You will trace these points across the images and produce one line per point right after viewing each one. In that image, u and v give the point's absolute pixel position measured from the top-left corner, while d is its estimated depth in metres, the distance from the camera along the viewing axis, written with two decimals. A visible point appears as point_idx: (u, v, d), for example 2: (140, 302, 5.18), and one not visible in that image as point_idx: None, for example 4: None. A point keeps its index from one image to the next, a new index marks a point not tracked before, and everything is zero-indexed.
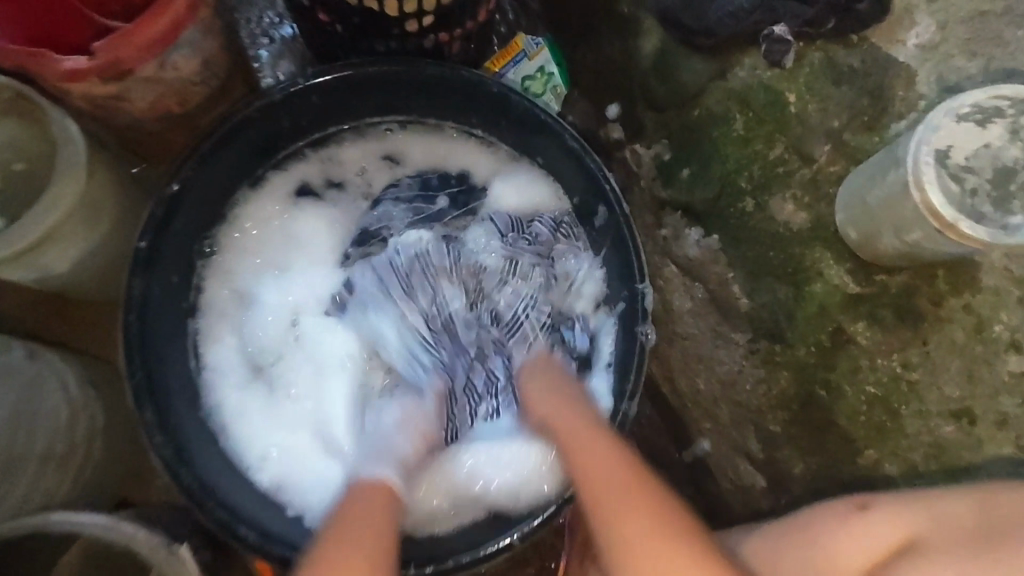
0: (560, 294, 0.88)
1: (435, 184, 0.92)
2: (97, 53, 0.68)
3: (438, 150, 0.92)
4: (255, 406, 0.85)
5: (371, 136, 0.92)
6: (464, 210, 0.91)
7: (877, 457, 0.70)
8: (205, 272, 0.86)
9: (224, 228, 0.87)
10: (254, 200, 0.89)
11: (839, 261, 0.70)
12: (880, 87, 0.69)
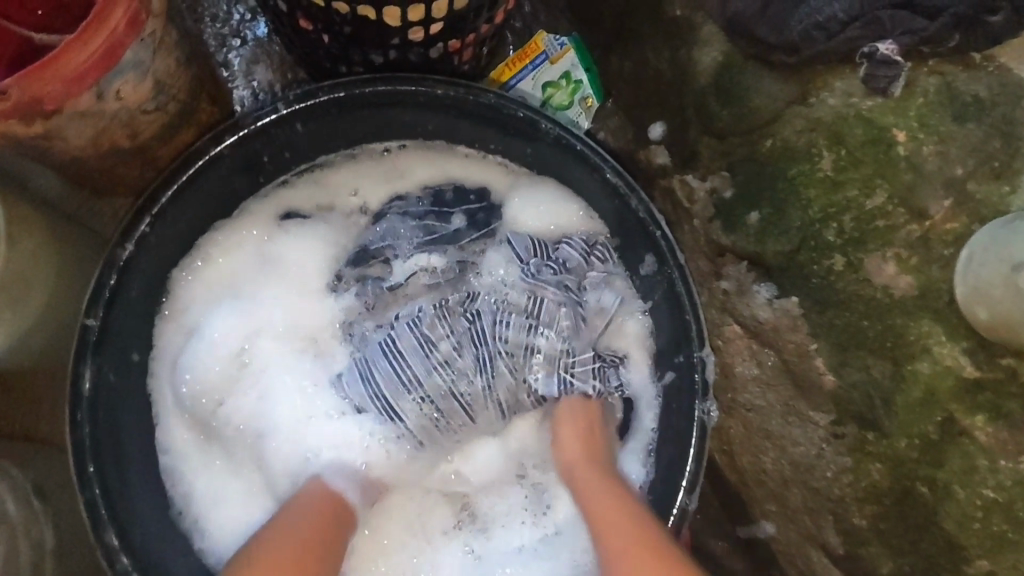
0: (593, 332, 0.72)
1: (450, 198, 0.75)
2: (9, 91, 0.52)
3: (445, 165, 0.76)
4: (226, 481, 0.71)
5: (365, 154, 0.75)
6: (484, 232, 0.75)
7: (990, 569, 0.59)
8: (162, 321, 0.71)
9: (183, 264, 0.71)
10: (221, 228, 0.72)
11: (952, 338, 0.58)
12: (1011, 124, 0.56)
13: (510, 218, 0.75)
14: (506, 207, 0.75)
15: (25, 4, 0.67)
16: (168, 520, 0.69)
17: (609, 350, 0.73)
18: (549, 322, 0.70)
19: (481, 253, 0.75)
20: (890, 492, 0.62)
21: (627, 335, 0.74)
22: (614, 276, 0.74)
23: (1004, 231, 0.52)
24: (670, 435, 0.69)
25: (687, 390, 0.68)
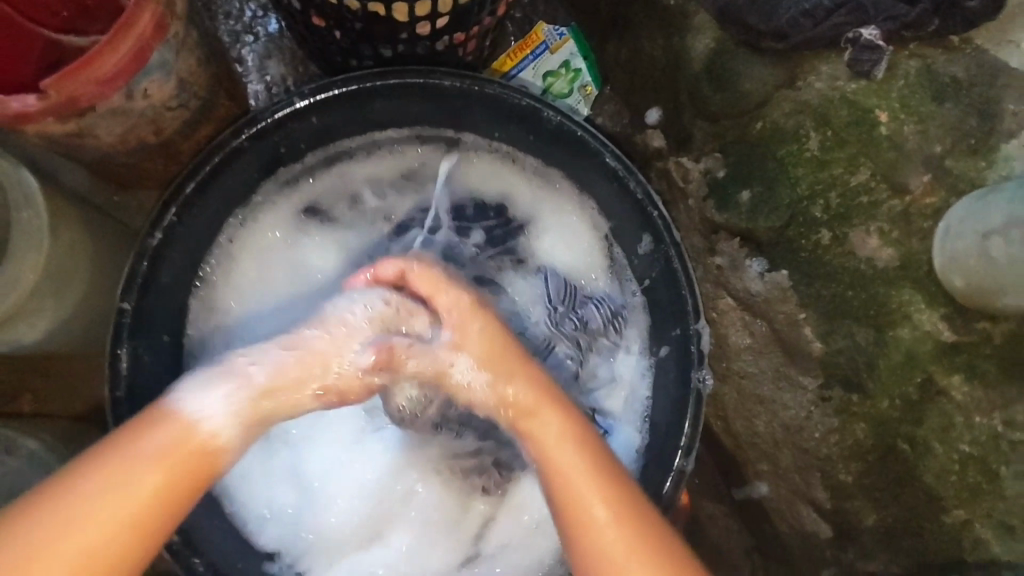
0: (587, 387, 0.80)
1: (471, 213, 0.81)
2: (48, 90, 0.56)
3: (467, 178, 0.81)
4: (257, 463, 0.73)
5: (387, 152, 0.79)
6: (501, 248, 0.81)
7: (966, 517, 0.64)
8: (196, 302, 0.75)
9: (213, 246, 0.75)
10: (251, 219, 0.77)
11: (930, 304, 0.62)
12: (987, 102, 0.60)
13: (525, 233, 0.82)
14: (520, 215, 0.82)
15: (50, 7, 0.70)
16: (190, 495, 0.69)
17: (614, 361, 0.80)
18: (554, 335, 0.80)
19: (499, 271, 0.81)
20: (873, 448, 0.67)
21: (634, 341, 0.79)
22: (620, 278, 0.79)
23: (977, 206, 0.55)
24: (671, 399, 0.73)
25: (685, 358, 0.72)
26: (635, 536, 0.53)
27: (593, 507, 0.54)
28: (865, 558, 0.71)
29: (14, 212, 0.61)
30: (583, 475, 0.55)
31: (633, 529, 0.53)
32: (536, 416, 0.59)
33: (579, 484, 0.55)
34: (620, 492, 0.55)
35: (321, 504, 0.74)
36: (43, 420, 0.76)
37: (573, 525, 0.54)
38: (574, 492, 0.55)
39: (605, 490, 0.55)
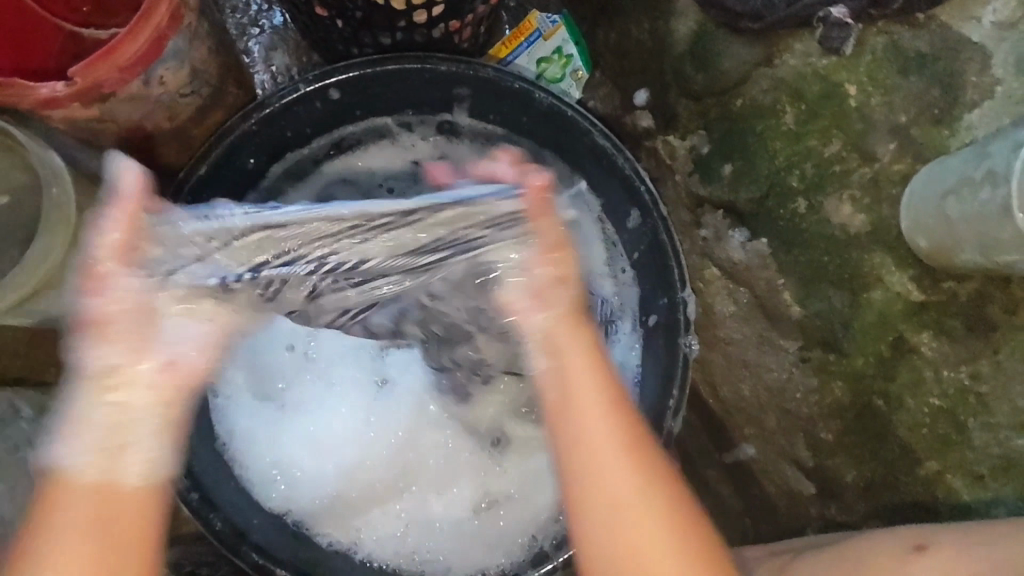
0: None
1: None
2: (76, 78, 0.61)
3: (472, 167, 0.86)
4: (270, 430, 0.78)
5: (395, 143, 0.85)
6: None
7: (939, 468, 0.67)
8: None
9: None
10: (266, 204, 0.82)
11: (900, 266, 0.66)
12: (952, 73, 0.63)
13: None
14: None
15: (71, 3, 0.74)
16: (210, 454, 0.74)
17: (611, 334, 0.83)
18: None
19: None
20: (850, 406, 0.71)
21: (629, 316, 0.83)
22: (617, 257, 0.83)
23: (938, 170, 0.59)
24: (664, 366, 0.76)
25: (672, 326, 0.75)
26: (630, 445, 0.55)
27: (595, 428, 0.55)
28: (847, 512, 0.74)
29: (45, 188, 0.66)
30: (597, 416, 0.56)
31: (635, 460, 0.55)
32: (582, 381, 0.57)
33: (589, 426, 0.55)
34: (621, 414, 0.57)
35: (329, 466, 0.78)
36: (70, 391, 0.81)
37: (585, 455, 0.55)
38: (579, 425, 0.56)
39: (613, 416, 0.56)
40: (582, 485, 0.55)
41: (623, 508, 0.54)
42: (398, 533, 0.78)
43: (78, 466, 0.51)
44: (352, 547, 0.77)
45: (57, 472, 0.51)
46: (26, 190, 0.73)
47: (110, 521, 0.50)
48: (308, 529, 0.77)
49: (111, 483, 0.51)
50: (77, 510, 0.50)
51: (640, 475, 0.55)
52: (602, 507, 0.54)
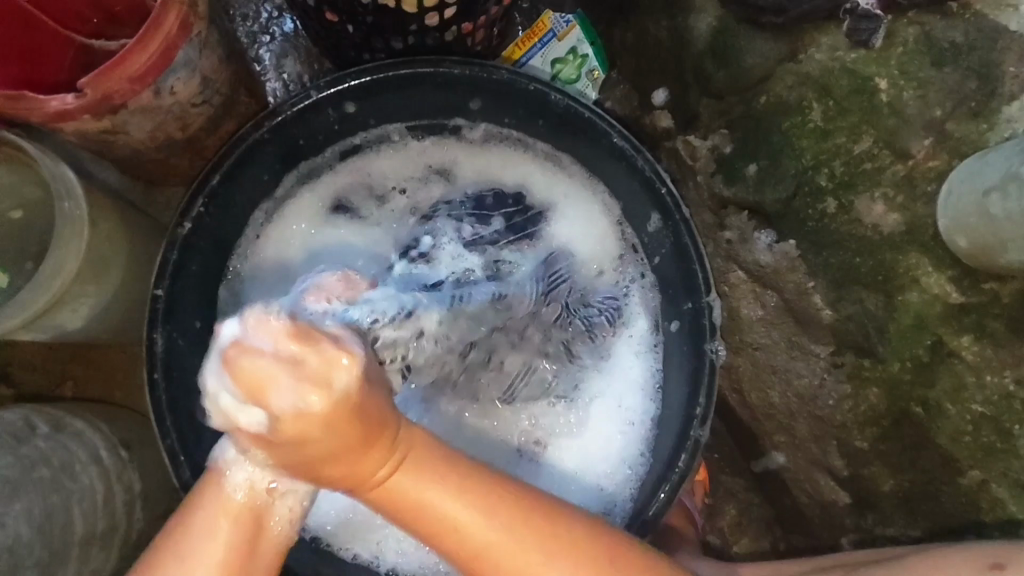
0: (599, 345, 0.81)
1: (490, 201, 0.83)
2: (85, 89, 0.60)
3: (484, 166, 0.84)
4: None
5: (407, 146, 0.83)
6: (520, 234, 0.82)
7: (983, 477, 0.64)
8: (226, 291, 0.78)
9: (244, 237, 0.79)
10: (278, 211, 0.80)
11: (939, 267, 0.62)
12: (989, 63, 0.59)
13: (545, 219, 0.83)
14: (540, 203, 0.83)
15: (81, 15, 0.74)
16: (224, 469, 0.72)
17: (628, 334, 0.81)
18: (567, 301, 0.81)
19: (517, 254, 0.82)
20: (886, 412, 0.68)
21: (649, 318, 0.81)
22: (636, 259, 0.81)
23: (977, 166, 0.56)
24: (692, 373, 0.72)
25: (698, 333, 0.72)
26: (507, 509, 0.49)
27: (449, 506, 0.48)
28: (885, 523, 0.73)
29: (56, 202, 0.64)
30: (441, 498, 0.48)
31: (520, 521, 0.49)
32: (425, 427, 0.53)
33: (449, 513, 0.48)
34: (488, 486, 0.50)
35: None
36: (89, 406, 0.81)
37: (431, 539, 0.49)
38: (434, 510, 0.48)
39: (473, 499, 0.48)
40: (483, 562, 0.49)
41: (493, 551, 0.49)
42: (419, 547, 0.76)
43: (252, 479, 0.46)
44: (375, 561, 0.76)
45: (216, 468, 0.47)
46: (42, 203, 0.73)
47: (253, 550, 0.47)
48: (328, 544, 0.75)
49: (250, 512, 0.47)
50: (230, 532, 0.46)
51: (554, 543, 0.50)
52: (550, 539, 0.50)
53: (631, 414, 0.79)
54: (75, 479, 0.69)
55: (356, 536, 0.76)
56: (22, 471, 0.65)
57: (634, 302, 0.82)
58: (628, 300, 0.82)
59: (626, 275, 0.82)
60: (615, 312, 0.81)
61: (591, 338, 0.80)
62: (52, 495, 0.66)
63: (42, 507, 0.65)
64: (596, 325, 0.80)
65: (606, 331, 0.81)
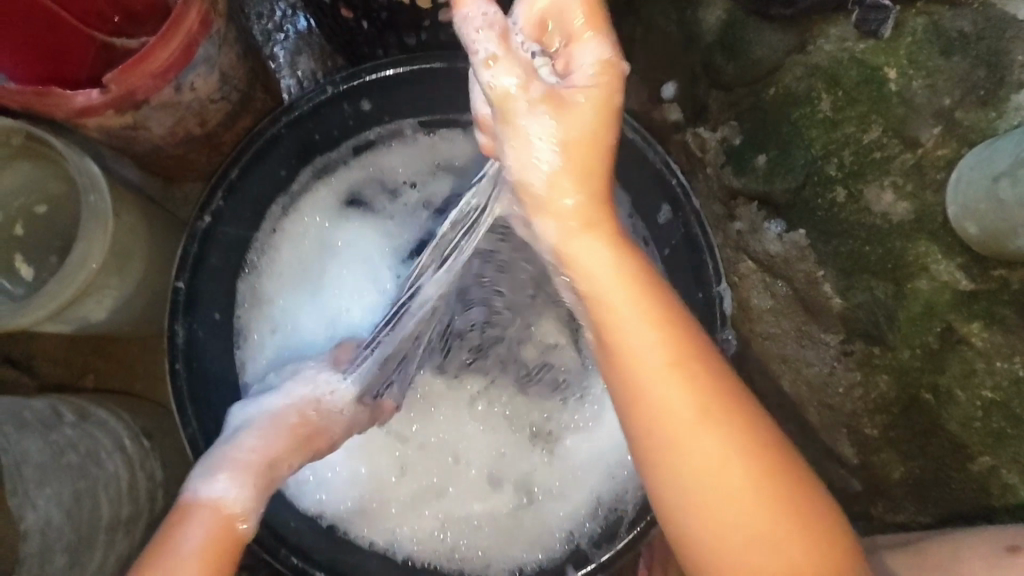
0: None
1: None
2: (110, 85, 0.62)
3: None
4: None
5: (417, 140, 0.82)
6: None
7: (993, 463, 0.64)
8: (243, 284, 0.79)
9: (260, 233, 0.79)
10: (293, 206, 0.81)
11: (948, 254, 0.62)
12: (999, 52, 0.58)
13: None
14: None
15: (102, 14, 0.75)
16: None
17: None
18: None
19: None
20: (895, 398, 0.69)
21: None
22: None
23: (987, 153, 0.57)
24: None
25: (711, 322, 0.73)
26: (682, 351, 0.49)
27: (621, 309, 0.51)
28: (895, 510, 0.74)
29: (83, 195, 0.66)
30: (627, 303, 0.51)
31: (720, 392, 0.49)
32: (627, 290, 0.51)
33: (632, 332, 0.50)
34: (676, 330, 0.50)
35: (359, 465, 0.77)
36: (113, 396, 0.83)
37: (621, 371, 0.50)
38: (615, 315, 0.51)
39: (654, 315, 0.50)
40: (642, 407, 0.49)
41: (660, 397, 0.49)
42: (435, 534, 0.77)
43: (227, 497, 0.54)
44: (391, 548, 0.77)
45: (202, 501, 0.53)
46: (66, 198, 0.74)
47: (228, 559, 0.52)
48: (345, 532, 0.76)
49: (235, 528, 0.54)
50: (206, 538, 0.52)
51: (722, 409, 0.48)
52: (692, 464, 0.48)
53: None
54: (102, 465, 0.72)
55: (373, 523, 0.77)
56: (53, 455, 0.68)
57: None
58: None
59: None
60: None
61: None
62: (80, 480, 0.69)
63: (70, 491, 0.68)
64: None
65: None
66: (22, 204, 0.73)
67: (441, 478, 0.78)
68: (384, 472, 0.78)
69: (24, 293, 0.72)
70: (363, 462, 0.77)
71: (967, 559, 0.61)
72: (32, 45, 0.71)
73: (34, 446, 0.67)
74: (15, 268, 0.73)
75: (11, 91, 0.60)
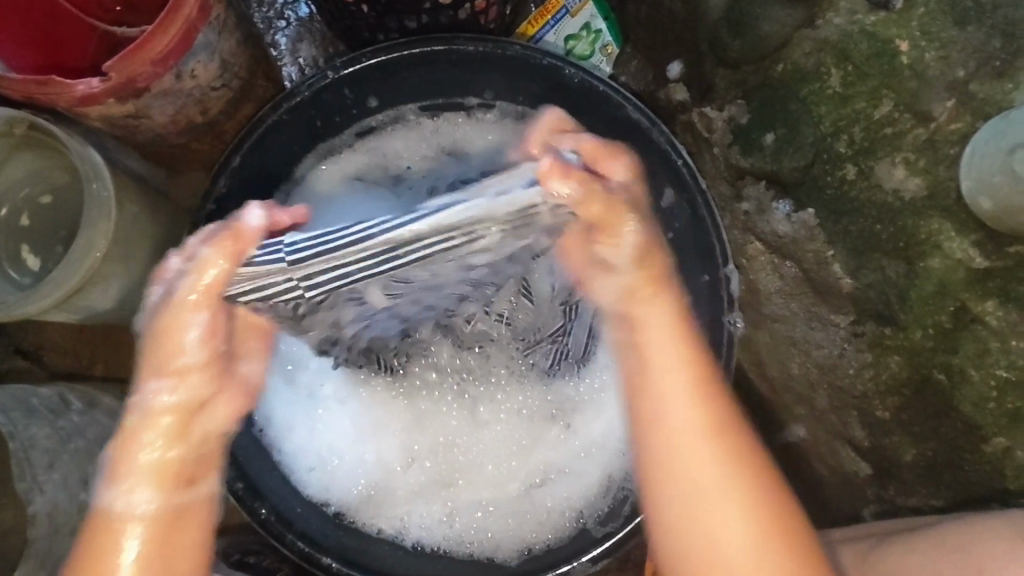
0: None
1: None
2: (110, 73, 0.61)
3: (501, 147, 0.82)
4: (309, 425, 0.76)
5: (422, 125, 0.82)
6: None
7: (1007, 445, 0.64)
8: None
9: None
10: (295, 187, 0.79)
11: (961, 232, 0.61)
12: (1015, 21, 0.58)
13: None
14: None
15: (103, 4, 0.75)
16: (262, 451, 0.75)
17: None
18: None
19: None
20: (912, 379, 0.68)
21: None
22: None
23: (1001, 126, 0.56)
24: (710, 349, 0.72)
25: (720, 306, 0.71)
26: (728, 441, 0.62)
27: (672, 382, 0.63)
28: (907, 493, 0.73)
29: (85, 182, 0.66)
30: (680, 411, 0.62)
31: (726, 442, 0.62)
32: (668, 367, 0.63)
33: (681, 414, 0.62)
34: (734, 431, 0.62)
35: (363, 453, 0.77)
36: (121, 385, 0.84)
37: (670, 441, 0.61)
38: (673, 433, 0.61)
39: (701, 414, 0.62)
40: (655, 474, 0.62)
41: (681, 435, 0.62)
42: (441, 520, 0.77)
43: (149, 461, 0.56)
44: (400, 534, 0.77)
45: (105, 518, 0.55)
46: (68, 188, 0.75)
47: (182, 519, 0.57)
48: (353, 521, 0.76)
49: (128, 514, 0.55)
50: (149, 535, 0.55)
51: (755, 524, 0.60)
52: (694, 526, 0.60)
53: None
54: None
55: (379, 508, 0.77)
56: (59, 440, 0.69)
57: None
58: None
59: None
60: None
61: None
62: (87, 466, 0.71)
63: (78, 475, 0.70)
64: None
65: None
66: (23, 194, 0.74)
67: (447, 465, 0.78)
68: (390, 460, 0.78)
69: (31, 283, 0.73)
70: (370, 453, 0.77)
71: (969, 527, 0.62)
72: (32, 36, 0.71)
73: (41, 433, 0.68)
74: (21, 259, 0.74)
75: (13, 80, 0.60)
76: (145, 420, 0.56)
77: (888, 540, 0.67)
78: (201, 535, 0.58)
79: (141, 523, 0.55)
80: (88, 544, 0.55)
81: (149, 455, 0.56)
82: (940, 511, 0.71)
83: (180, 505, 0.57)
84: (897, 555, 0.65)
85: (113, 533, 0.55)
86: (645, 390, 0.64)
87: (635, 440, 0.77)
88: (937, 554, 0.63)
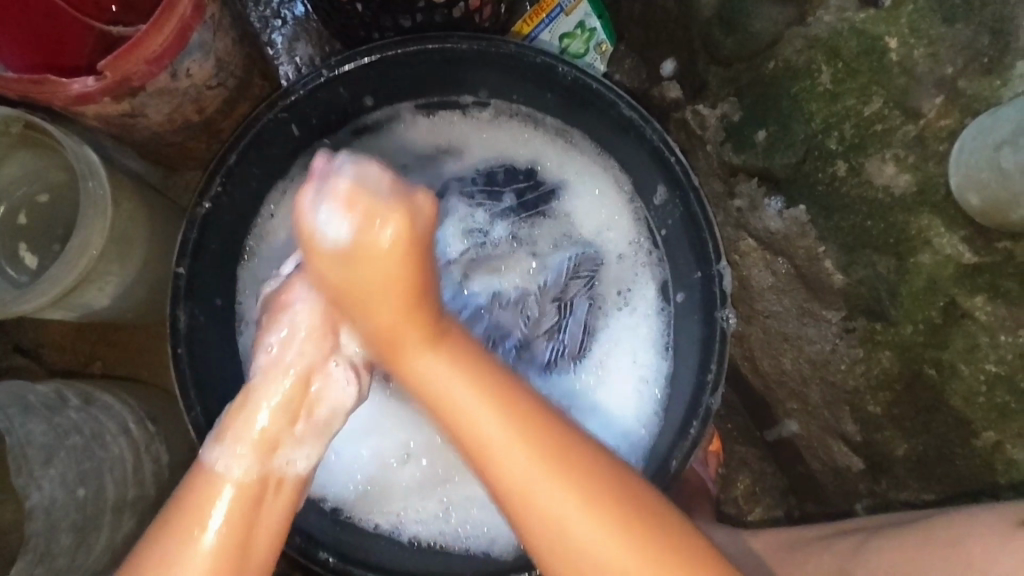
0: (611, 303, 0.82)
1: (502, 179, 0.83)
2: (104, 72, 0.62)
3: (496, 145, 0.84)
4: None
5: (418, 124, 0.83)
6: (532, 212, 0.83)
7: (997, 438, 0.65)
8: (244, 272, 0.80)
9: (258, 220, 0.80)
10: (292, 187, 0.81)
11: (951, 228, 0.62)
12: (1003, 18, 0.58)
13: (557, 197, 0.83)
14: (552, 180, 0.83)
15: (99, 3, 0.76)
16: None
17: (643, 299, 0.81)
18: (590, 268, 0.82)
19: (529, 231, 0.83)
20: (901, 375, 0.69)
21: (660, 283, 0.81)
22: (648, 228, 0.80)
23: (989, 122, 0.57)
24: (701, 343, 0.73)
25: (710, 301, 0.72)
26: (574, 479, 0.61)
27: (482, 423, 0.61)
28: (898, 487, 0.74)
29: (80, 181, 0.67)
30: (545, 476, 0.60)
31: (558, 468, 0.61)
32: (448, 402, 0.62)
33: (512, 465, 0.60)
34: (591, 472, 0.61)
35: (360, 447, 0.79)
36: (117, 382, 0.85)
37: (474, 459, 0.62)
38: (526, 485, 0.61)
39: (531, 456, 0.61)
40: (527, 522, 0.61)
41: (518, 480, 0.61)
42: (437, 515, 0.78)
43: (258, 423, 0.60)
44: (396, 529, 0.78)
45: (209, 473, 0.58)
46: (66, 187, 0.75)
47: (258, 505, 0.58)
48: (349, 516, 0.77)
49: (222, 479, 0.58)
50: (238, 503, 0.57)
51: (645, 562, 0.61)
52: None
53: (645, 371, 0.80)
54: (107, 448, 0.74)
55: (375, 502, 0.78)
56: (57, 437, 0.70)
57: (652, 274, 0.81)
58: (644, 273, 0.81)
59: (642, 245, 0.81)
60: (630, 277, 0.82)
61: (601, 290, 0.82)
62: (84, 462, 0.71)
63: (75, 472, 0.70)
64: (613, 284, 0.82)
65: (619, 285, 0.82)
66: (20, 193, 0.74)
67: (442, 460, 0.78)
68: (386, 454, 0.79)
69: (28, 281, 0.73)
70: (366, 448, 0.78)
71: (957, 524, 0.62)
72: (28, 36, 0.72)
73: (38, 429, 0.69)
74: (18, 257, 0.74)
75: (7, 80, 0.61)
76: (265, 384, 0.61)
77: (878, 539, 0.67)
78: (277, 515, 0.59)
79: (228, 492, 0.57)
80: (183, 495, 0.57)
81: (263, 423, 0.60)
82: (930, 505, 0.72)
83: (268, 476, 0.59)
84: (885, 552, 0.65)
85: (204, 496, 0.57)
86: (472, 438, 0.62)
87: (629, 434, 0.78)
88: (924, 549, 0.62)
